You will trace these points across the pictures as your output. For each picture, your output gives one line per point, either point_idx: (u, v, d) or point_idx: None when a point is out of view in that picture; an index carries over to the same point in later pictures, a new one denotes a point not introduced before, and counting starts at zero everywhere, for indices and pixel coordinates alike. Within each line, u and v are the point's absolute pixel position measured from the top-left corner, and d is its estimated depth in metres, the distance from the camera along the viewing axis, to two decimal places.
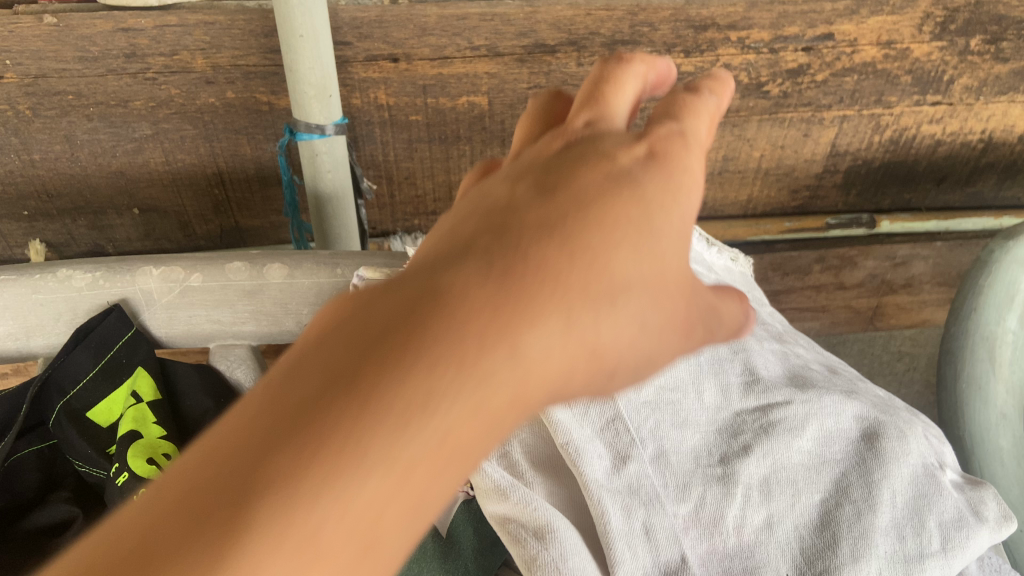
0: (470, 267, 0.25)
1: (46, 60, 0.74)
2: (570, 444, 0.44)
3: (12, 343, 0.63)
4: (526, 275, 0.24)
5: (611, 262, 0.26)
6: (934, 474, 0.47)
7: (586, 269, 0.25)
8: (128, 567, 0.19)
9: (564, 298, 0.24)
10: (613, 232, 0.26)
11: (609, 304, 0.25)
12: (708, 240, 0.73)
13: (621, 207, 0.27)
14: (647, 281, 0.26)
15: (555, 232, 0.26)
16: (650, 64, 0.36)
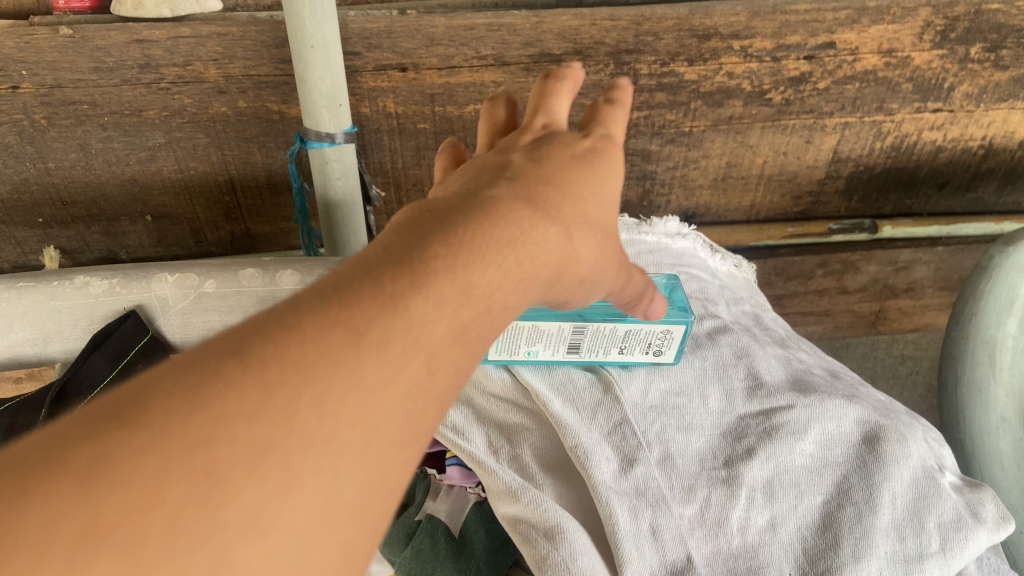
0: (434, 269, 0.29)
1: (62, 71, 0.75)
2: (579, 447, 0.46)
3: (31, 349, 0.65)
4: (434, 267, 0.29)
5: (493, 264, 0.31)
6: (933, 476, 0.48)
7: (475, 267, 0.30)
8: (64, 468, 0.21)
9: (459, 285, 0.29)
10: (494, 246, 0.31)
11: (490, 294, 0.30)
12: (712, 247, 0.74)
13: (504, 232, 0.33)
14: (517, 282, 0.31)
15: (452, 243, 0.31)
16: (574, 77, 0.52)
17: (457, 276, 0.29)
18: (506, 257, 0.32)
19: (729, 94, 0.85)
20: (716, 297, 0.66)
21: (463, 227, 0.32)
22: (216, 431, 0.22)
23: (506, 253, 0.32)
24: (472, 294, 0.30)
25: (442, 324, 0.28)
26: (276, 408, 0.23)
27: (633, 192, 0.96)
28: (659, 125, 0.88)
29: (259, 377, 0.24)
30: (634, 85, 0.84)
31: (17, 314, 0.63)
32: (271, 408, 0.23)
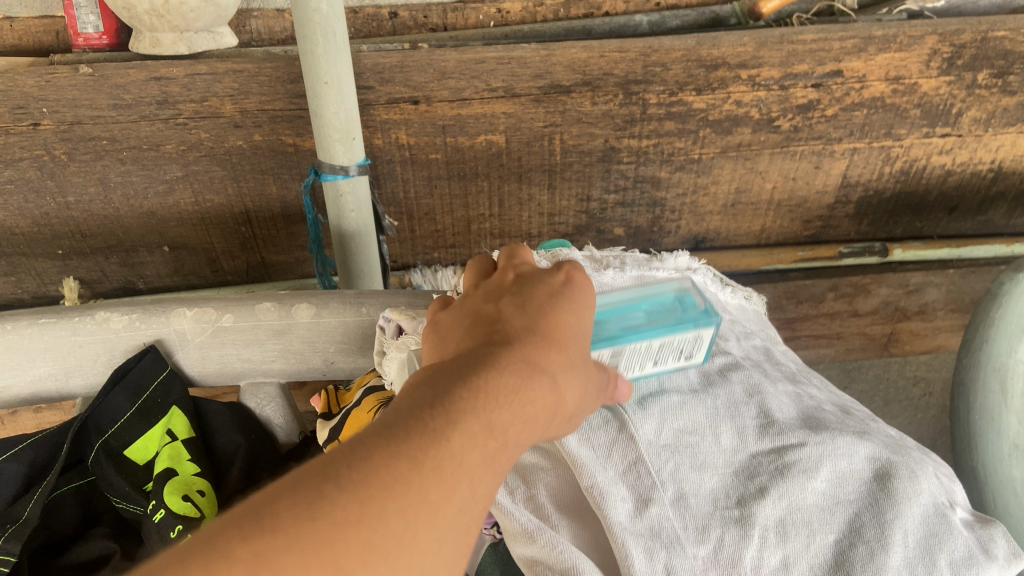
0: (464, 409, 0.32)
1: (82, 108, 0.77)
2: (594, 487, 0.46)
3: (53, 383, 0.66)
4: (463, 399, 0.33)
5: (512, 394, 0.35)
6: (944, 513, 0.49)
7: (498, 397, 0.34)
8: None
9: (485, 415, 0.33)
10: (510, 375, 0.35)
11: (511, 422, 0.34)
12: (723, 281, 0.76)
13: (515, 364, 0.36)
14: (532, 406, 0.35)
15: (474, 380, 0.34)
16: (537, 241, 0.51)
17: (481, 414, 0.33)
18: (523, 398, 0.35)
19: (737, 122, 0.86)
20: (727, 333, 0.67)
21: (485, 363, 0.36)
22: (320, 552, 0.27)
23: (524, 395, 0.35)
24: (494, 431, 0.33)
25: (478, 452, 0.32)
26: (363, 532, 0.28)
27: (643, 217, 0.97)
28: (667, 153, 0.89)
29: (341, 510, 0.28)
30: (643, 114, 0.85)
31: (40, 350, 0.64)
32: (360, 533, 0.28)
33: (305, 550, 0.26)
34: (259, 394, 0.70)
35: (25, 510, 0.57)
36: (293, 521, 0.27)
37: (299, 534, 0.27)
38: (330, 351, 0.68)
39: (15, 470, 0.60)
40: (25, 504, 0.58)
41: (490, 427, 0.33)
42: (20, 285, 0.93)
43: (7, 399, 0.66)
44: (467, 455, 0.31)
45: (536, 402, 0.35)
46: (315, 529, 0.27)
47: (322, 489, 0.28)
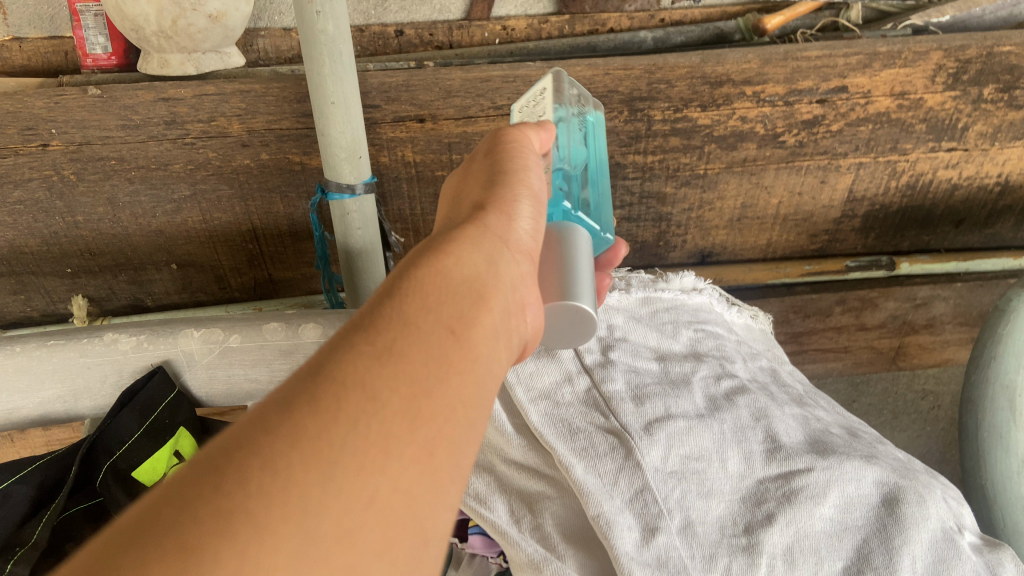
0: (345, 342, 0.30)
1: (91, 129, 0.77)
2: (601, 516, 0.46)
3: (61, 404, 0.67)
4: (341, 336, 0.30)
5: (399, 304, 0.32)
6: (953, 538, 0.49)
7: (377, 311, 0.32)
8: None
9: (369, 331, 0.31)
10: (387, 294, 0.33)
11: (406, 324, 0.32)
12: (730, 301, 0.77)
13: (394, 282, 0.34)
14: (427, 303, 0.33)
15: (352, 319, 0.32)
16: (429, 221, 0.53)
17: (367, 334, 0.30)
18: (410, 291, 0.33)
19: (742, 138, 0.86)
20: (734, 355, 0.68)
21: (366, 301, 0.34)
22: (175, 532, 0.22)
23: (409, 291, 0.33)
24: (387, 342, 0.30)
25: (369, 364, 0.29)
26: (229, 492, 0.24)
27: (649, 233, 0.97)
28: (673, 168, 0.89)
29: (192, 483, 0.24)
30: (648, 131, 0.85)
31: (48, 372, 0.65)
32: (227, 491, 0.24)
33: (156, 538, 0.22)
34: None
35: (32, 534, 0.57)
36: (135, 525, 0.22)
37: (169, 518, 0.22)
38: None
39: (23, 492, 0.60)
40: (34, 528, 0.58)
41: (377, 340, 0.30)
42: (29, 303, 0.94)
43: (16, 420, 0.66)
44: (355, 376, 0.29)
45: (433, 290, 0.34)
46: (165, 517, 0.22)
47: (178, 480, 0.24)
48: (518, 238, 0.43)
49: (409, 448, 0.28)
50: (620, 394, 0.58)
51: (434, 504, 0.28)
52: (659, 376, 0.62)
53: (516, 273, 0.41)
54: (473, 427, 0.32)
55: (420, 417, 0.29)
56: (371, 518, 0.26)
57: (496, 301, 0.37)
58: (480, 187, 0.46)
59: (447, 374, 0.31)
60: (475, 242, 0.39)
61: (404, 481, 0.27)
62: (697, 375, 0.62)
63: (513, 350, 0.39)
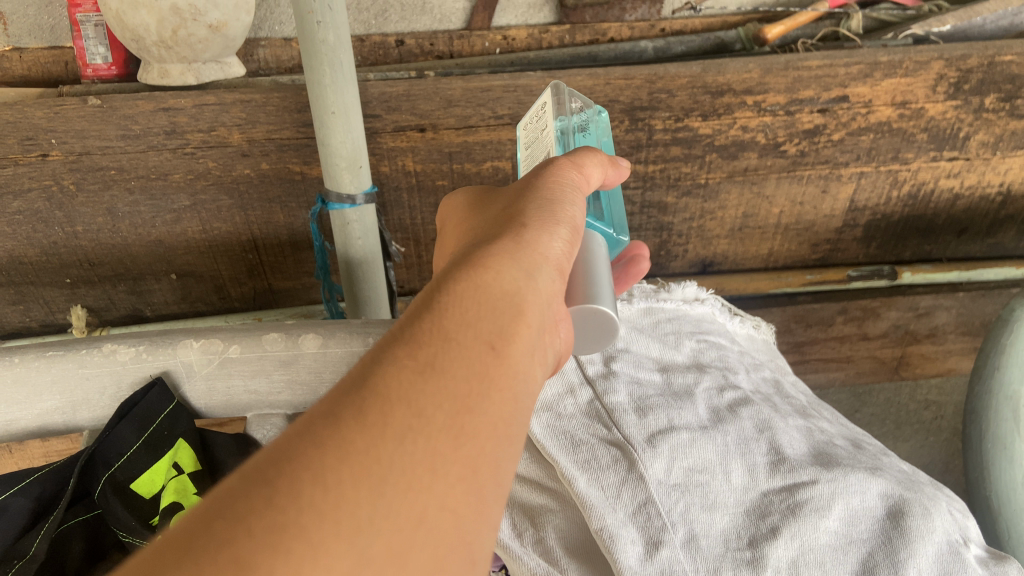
0: (390, 356, 0.30)
1: (91, 139, 0.77)
2: (604, 529, 0.46)
3: (59, 416, 0.66)
4: (386, 349, 0.31)
5: (443, 317, 0.33)
6: (959, 551, 0.48)
7: (420, 325, 0.32)
8: None
9: (413, 347, 0.31)
10: (431, 303, 0.33)
11: (448, 338, 0.32)
12: (732, 311, 0.77)
13: (437, 292, 0.34)
14: (470, 317, 0.33)
15: (397, 331, 0.32)
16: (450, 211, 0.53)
17: (412, 349, 0.31)
18: (452, 304, 0.33)
19: (743, 147, 0.86)
20: (736, 366, 0.68)
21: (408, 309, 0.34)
22: (228, 548, 0.23)
23: (450, 303, 0.33)
24: (431, 357, 0.31)
25: (412, 381, 0.30)
26: (279, 509, 0.24)
27: (650, 243, 0.97)
28: (674, 178, 0.89)
29: (243, 496, 0.24)
30: (649, 140, 0.84)
31: (47, 383, 0.64)
32: (278, 506, 0.24)
33: (209, 555, 0.22)
34: (266, 425, 0.68)
35: (31, 546, 0.56)
36: (185, 540, 0.23)
37: (219, 533, 0.23)
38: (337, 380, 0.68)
39: (21, 504, 0.60)
40: (31, 540, 0.57)
41: (422, 355, 0.31)
42: (28, 313, 0.93)
43: (14, 431, 0.66)
44: (399, 392, 0.29)
45: (475, 303, 0.34)
46: (215, 532, 0.23)
47: (224, 490, 0.25)
48: (558, 258, 0.42)
49: (453, 466, 0.29)
50: (623, 405, 0.57)
51: (478, 521, 0.29)
52: (662, 387, 0.61)
53: (557, 287, 0.40)
54: (514, 440, 0.33)
55: (463, 434, 0.30)
56: (419, 539, 0.27)
57: (536, 314, 0.37)
58: (512, 200, 0.45)
59: (489, 391, 0.32)
60: (515, 254, 0.38)
61: (450, 500, 0.28)
62: (700, 387, 0.62)
63: (549, 363, 0.40)
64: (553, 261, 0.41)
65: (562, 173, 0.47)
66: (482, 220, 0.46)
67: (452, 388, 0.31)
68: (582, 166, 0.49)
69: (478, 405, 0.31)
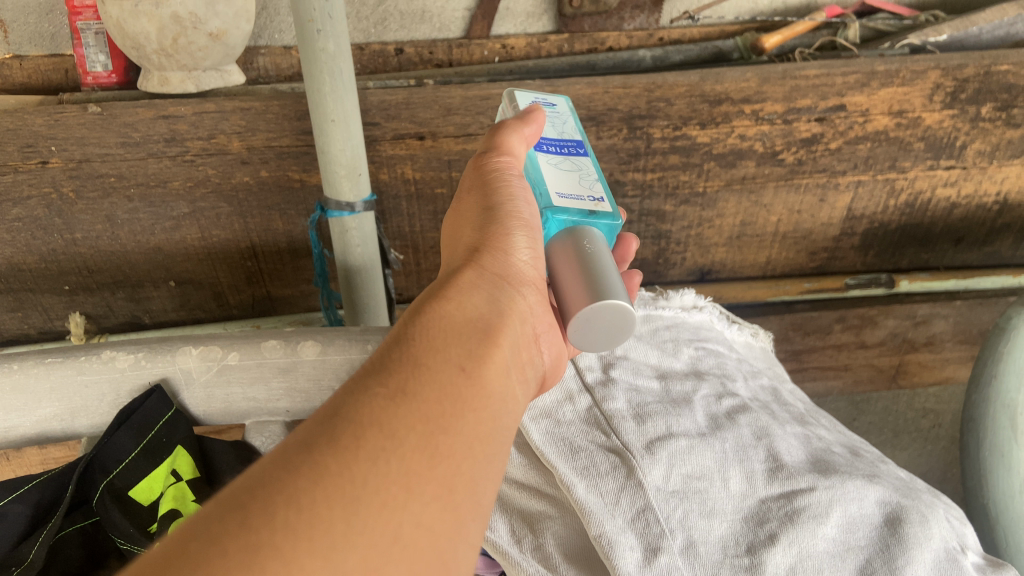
0: (361, 387, 0.32)
1: (91, 146, 0.77)
2: (603, 535, 0.46)
3: (57, 423, 0.66)
4: (355, 382, 0.33)
5: (409, 349, 0.35)
6: (956, 558, 0.48)
7: (386, 358, 0.34)
8: None
9: (381, 377, 0.33)
10: (397, 339, 0.36)
11: (415, 366, 0.34)
12: (730, 319, 0.77)
13: (403, 327, 0.37)
14: (434, 346, 0.36)
15: (368, 366, 0.34)
16: None
17: (381, 379, 0.33)
18: (418, 337, 0.36)
19: (741, 156, 0.86)
20: (734, 373, 0.68)
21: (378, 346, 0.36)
22: (204, 567, 0.24)
23: (416, 336, 0.36)
24: (399, 384, 0.33)
25: (382, 405, 0.31)
26: (255, 527, 0.25)
27: (648, 251, 0.97)
28: (672, 186, 0.89)
29: (219, 521, 0.25)
30: (647, 148, 0.85)
31: (45, 391, 0.64)
32: (253, 527, 0.25)
33: (184, 575, 0.24)
34: (266, 432, 0.68)
35: (30, 553, 0.57)
36: (162, 561, 0.24)
37: (199, 553, 0.24)
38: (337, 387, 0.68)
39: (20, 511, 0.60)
40: (30, 547, 0.57)
41: (391, 383, 0.33)
42: (26, 320, 0.93)
43: (12, 438, 0.66)
44: (368, 416, 0.31)
45: (436, 332, 0.36)
46: (193, 552, 0.24)
47: (203, 516, 0.26)
48: (518, 270, 0.45)
49: (429, 486, 0.30)
50: (622, 412, 0.57)
51: (456, 538, 0.30)
52: (661, 395, 0.61)
53: (522, 306, 0.43)
54: (490, 463, 0.34)
55: (437, 455, 0.31)
56: (395, 554, 0.28)
57: (504, 337, 0.39)
58: (474, 222, 0.47)
59: (461, 413, 0.34)
60: (474, 287, 0.41)
61: (427, 518, 0.30)
62: (698, 394, 0.62)
63: (526, 384, 0.42)
64: (511, 278, 0.44)
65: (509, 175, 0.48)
66: (450, 251, 0.48)
67: (423, 410, 0.32)
68: (505, 149, 0.49)
69: (449, 425, 0.33)
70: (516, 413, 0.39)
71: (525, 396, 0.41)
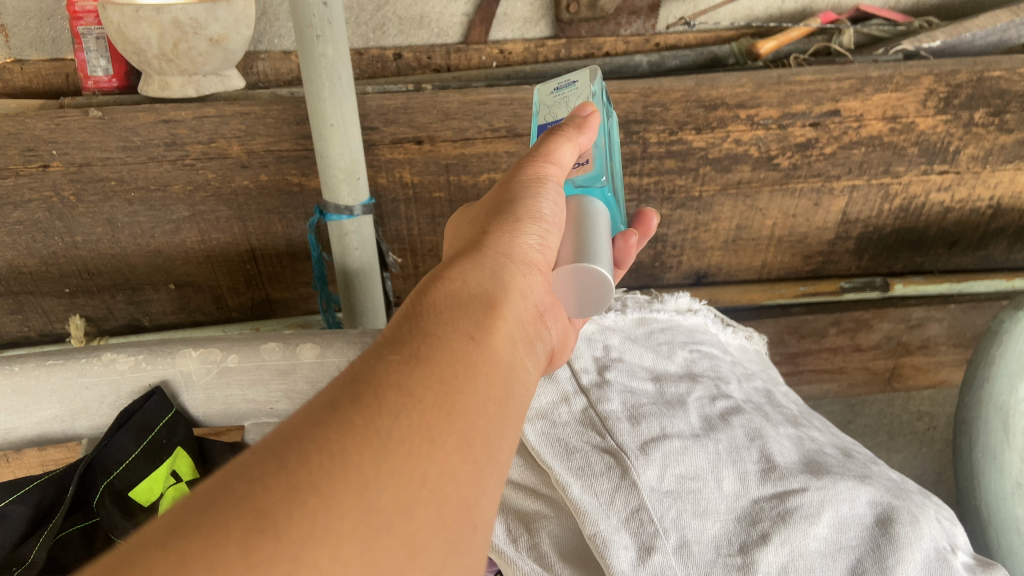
0: (377, 355, 0.34)
1: (91, 150, 0.78)
2: (597, 535, 0.47)
3: (59, 425, 0.67)
4: (373, 351, 0.34)
5: (422, 321, 0.36)
6: (946, 558, 0.49)
7: (401, 330, 0.36)
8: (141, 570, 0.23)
9: (396, 346, 0.34)
10: (410, 314, 0.37)
11: (428, 335, 0.35)
12: (725, 322, 0.78)
13: (415, 303, 0.38)
14: (447, 316, 0.37)
15: (384, 338, 0.35)
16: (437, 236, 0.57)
17: (398, 348, 0.34)
18: (430, 310, 0.37)
19: (737, 160, 0.87)
20: (728, 375, 0.69)
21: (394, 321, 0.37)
22: (248, 501, 0.26)
23: (428, 309, 0.37)
24: (414, 350, 0.34)
25: (399, 368, 0.33)
26: (286, 475, 0.27)
27: (645, 254, 0.98)
28: (668, 190, 0.90)
29: (257, 466, 0.27)
30: (644, 153, 0.85)
31: (47, 392, 0.65)
32: (285, 474, 0.27)
33: (231, 508, 0.26)
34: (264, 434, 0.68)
35: (30, 554, 0.57)
36: (201, 506, 0.26)
37: (235, 497, 0.26)
38: None
39: (21, 512, 0.60)
40: (31, 548, 0.58)
41: (407, 350, 0.34)
42: (26, 323, 0.94)
43: (14, 439, 0.66)
44: (386, 378, 0.32)
45: (449, 306, 0.37)
46: (230, 497, 0.26)
47: (236, 468, 0.28)
48: (523, 251, 0.45)
49: (450, 438, 0.32)
50: (616, 414, 0.58)
51: (478, 490, 0.32)
52: (655, 397, 0.62)
53: (525, 284, 0.44)
54: (506, 422, 0.36)
55: (455, 411, 0.33)
56: (423, 498, 0.29)
57: (511, 309, 0.40)
58: (488, 213, 0.48)
59: (474, 375, 0.35)
60: (481, 264, 0.42)
61: (450, 467, 0.31)
62: (692, 395, 0.63)
63: (537, 355, 0.43)
64: (516, 257, 0.44)
65: (533, 171, 0.49)
66: (460, 239, 0.49)
67: (439, 370, 0.34)
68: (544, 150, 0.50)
69: (465, 384, 0.34)
70: (529, 381, 0.40)
71: (536, 368, 0.42)
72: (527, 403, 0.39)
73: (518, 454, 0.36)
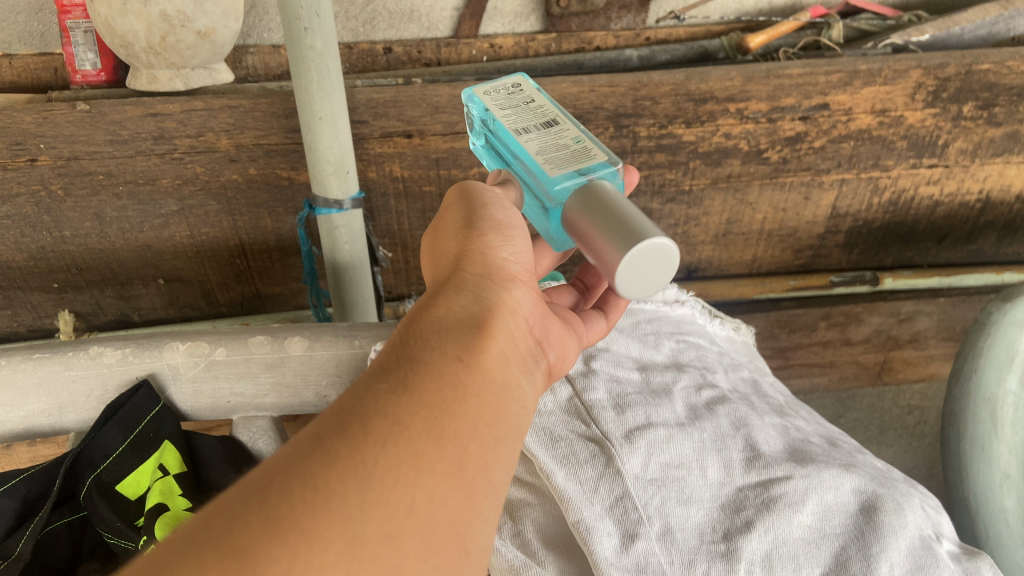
0: (363, 386, 0.33)
1: (78, 144, 0.78)
2: (580, 522, 0.47)
3: (45, 419, 0.66)
4: (359, 381, 0.34)
5: (407, 351, 0.36)
6: (931, 546, 0.49)
7: (386, 360, 0.35)
8: None
9: (381, 377, 0.34)
10: (395, 343, 0.37)
11: (412, 363, 0.35)
12: (712, 313, 0.79)
13: (400, 333, 0.38)
14: (432, 343, 0.36)
15: (371, 368, 0.35)
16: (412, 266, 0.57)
17: (383, 378, 0.34)
18: (417, 338, 0.37)
19: (726, 154, 0.87)
20: (715, 366, 0.69)
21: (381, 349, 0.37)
22: (231, 537, 0.26)
23: (417, 337, 0.37)
24: (400, 379, 0.34)
25: (385, 398, 0.32)
26: (270, 507, 0.27)
27: None
28: (659, 184, 0.90)
29: (240, 501, 0.27)
30: (634, 146, 0.85)
31: (33, 386, 0.64)
32: (269, 507, 0.27)
33: (214, 543, 0.26)
34: (252, 428, 0.67)
35: (17, 545, 0.57)
36: (189, 539, 0.26)
37: (222, 532, 0.26)
38: (323, 384, 0.68)
39: (8, 505, 0.60)
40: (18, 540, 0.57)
41: (393, 379, 0.34)
42: (16, 318, 0.93)
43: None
44: (371, 409, 0.32)
45: (431, 333, 0.37)
46: (216, 532, 0.26)
47: (225, 501, 0.28)
48: (505, 266, 0.45)
49: (440, 464, 0.32)
50: (601, 402, 0.58)
51: (469, 515, 0.32)
52: (641, 386, 0.62)
53: (511, 301, 0.43)
54: (499, 444, 0.35)
55: (444, 437, 0.32)
56: (411, 525, 0.29)
57: (499, 329, 0.40)
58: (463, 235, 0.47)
59: (464, 397, 0.35)
60: (467, 286, 0.42)
61: (439, 494, 0.31)
62: (678, 385, 0.63)
63: (531, 374, 0.43)
64: (498, 275, 0.44)
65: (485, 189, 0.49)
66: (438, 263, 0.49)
67: (426, 397, 0.33)
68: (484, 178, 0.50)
69: (454, 410, 0.34)
70: (524, 399, 0.40)
71: (531, 384, 0.42)
72: (523, 421, 0.39)
73: (512, 474, 0.35)
